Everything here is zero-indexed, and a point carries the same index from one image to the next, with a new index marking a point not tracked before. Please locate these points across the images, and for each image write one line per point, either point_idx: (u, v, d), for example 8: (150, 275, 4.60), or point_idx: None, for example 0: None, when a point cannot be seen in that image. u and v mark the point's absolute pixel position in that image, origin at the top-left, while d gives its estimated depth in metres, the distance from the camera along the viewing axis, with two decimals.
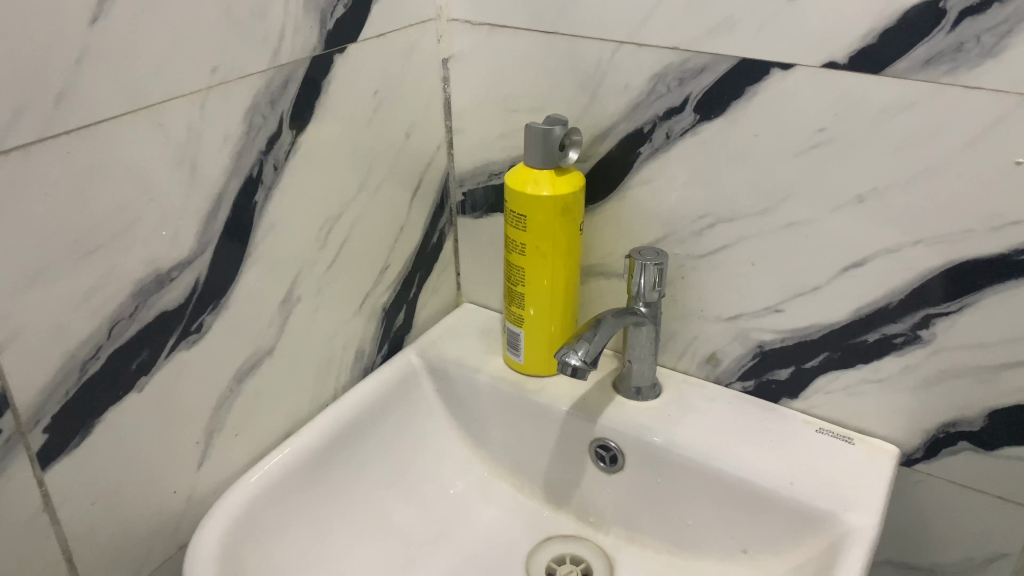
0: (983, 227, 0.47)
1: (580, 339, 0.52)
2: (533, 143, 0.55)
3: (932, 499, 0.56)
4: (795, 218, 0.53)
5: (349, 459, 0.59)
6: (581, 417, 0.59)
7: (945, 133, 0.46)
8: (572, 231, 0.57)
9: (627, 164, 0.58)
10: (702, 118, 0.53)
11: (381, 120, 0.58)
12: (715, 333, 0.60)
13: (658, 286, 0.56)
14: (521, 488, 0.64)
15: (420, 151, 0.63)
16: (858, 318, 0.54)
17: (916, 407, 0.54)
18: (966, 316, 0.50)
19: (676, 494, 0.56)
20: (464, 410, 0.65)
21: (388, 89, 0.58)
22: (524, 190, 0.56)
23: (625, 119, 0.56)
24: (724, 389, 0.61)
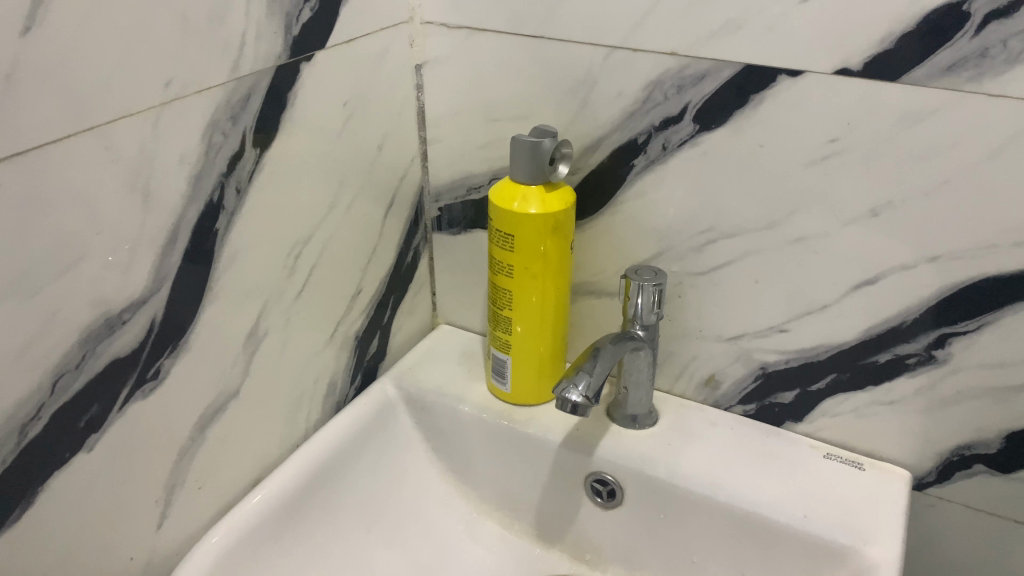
0: (1007, 243, 0.44)
1: (580, 373, 0.48)
2: (520, 157, 0.51)
3: (944, 525, 0.53)
4: (805, 233, 0.49)
5: (326, 500, 0.53)
6: (575, 449, 0.55)
7: (968, 143, 0.43)
8: (563, 249, 0.53)
9: (620, 178, 0.54)
10: (702, 128, 0.49)
11: (352, 133, 0.53)
12: (715, 354, 0.56)
13: (657, 308, 0.52)
14: (509, 526, 0.59)
15: (394, 164, 0.58)
16: (868, 338, 0.51)
17: (928, 429, 0.51)
18: (985, 334, 0.47)
19: (682, 529, 0.53)
20: (446, 442, 0.60)
21: (359, 98, 0.53)
22: (510, 208, 0.51)
23: (616, 129, 0.52)
24: (724, 413, 0.58)
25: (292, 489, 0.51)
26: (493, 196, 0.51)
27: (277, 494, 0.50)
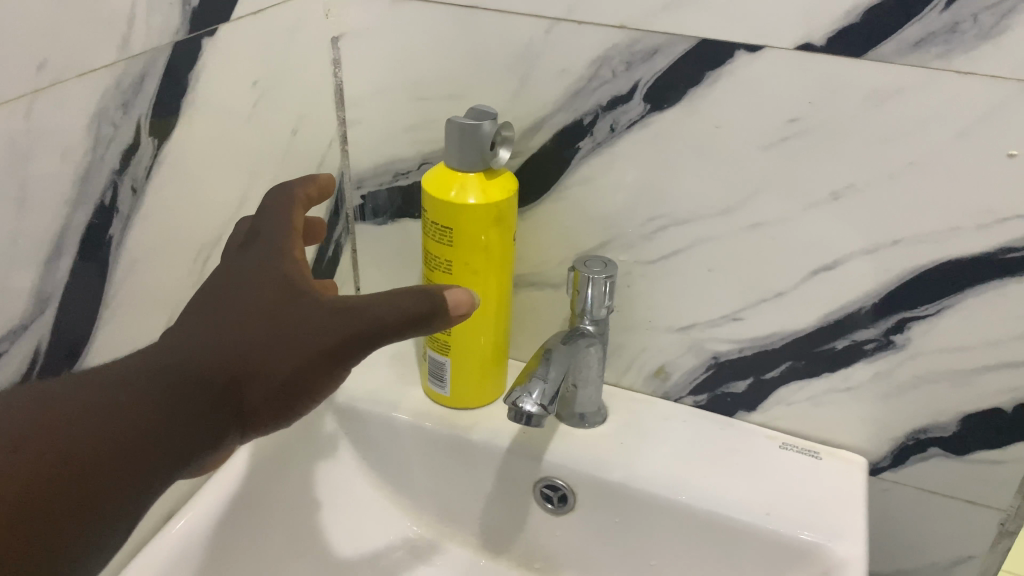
0: (970, 227, 0.43)
1: (534, 379, 0.44)
2: (456, 141, 0.46)
3: (896, 507, 0.53)
4: (761, 218, 0.47)
5: (255, 525, 0.48)
6: (523, 455, 0.51)
7: (935, 123, 0.41)
8: (506, 240, 0.48)
9: (563, 162, 0.50)
10: (654, 108, 0.46)
11: (262, 118, 0.47)
12: (666, 345, 0.54)
13: (607, 301, 0.48)
14: (451, 537, 0.55)
15: (310, 150, 0.52)
16: (825, 325, 0.49)
17: (884, 415, 0.50)
18: (944, 319, 0.46)
19: (640, 532, 0.50)
20: (380, 452, 0.55)
21: (269, 77, 0.47)
22: (447, 198, 0.46)
23: (560, 109, 0.48)
24: (675, 405, 0.56)
25: (223, 509, 0.46)
26: (428, 184, 0.46)
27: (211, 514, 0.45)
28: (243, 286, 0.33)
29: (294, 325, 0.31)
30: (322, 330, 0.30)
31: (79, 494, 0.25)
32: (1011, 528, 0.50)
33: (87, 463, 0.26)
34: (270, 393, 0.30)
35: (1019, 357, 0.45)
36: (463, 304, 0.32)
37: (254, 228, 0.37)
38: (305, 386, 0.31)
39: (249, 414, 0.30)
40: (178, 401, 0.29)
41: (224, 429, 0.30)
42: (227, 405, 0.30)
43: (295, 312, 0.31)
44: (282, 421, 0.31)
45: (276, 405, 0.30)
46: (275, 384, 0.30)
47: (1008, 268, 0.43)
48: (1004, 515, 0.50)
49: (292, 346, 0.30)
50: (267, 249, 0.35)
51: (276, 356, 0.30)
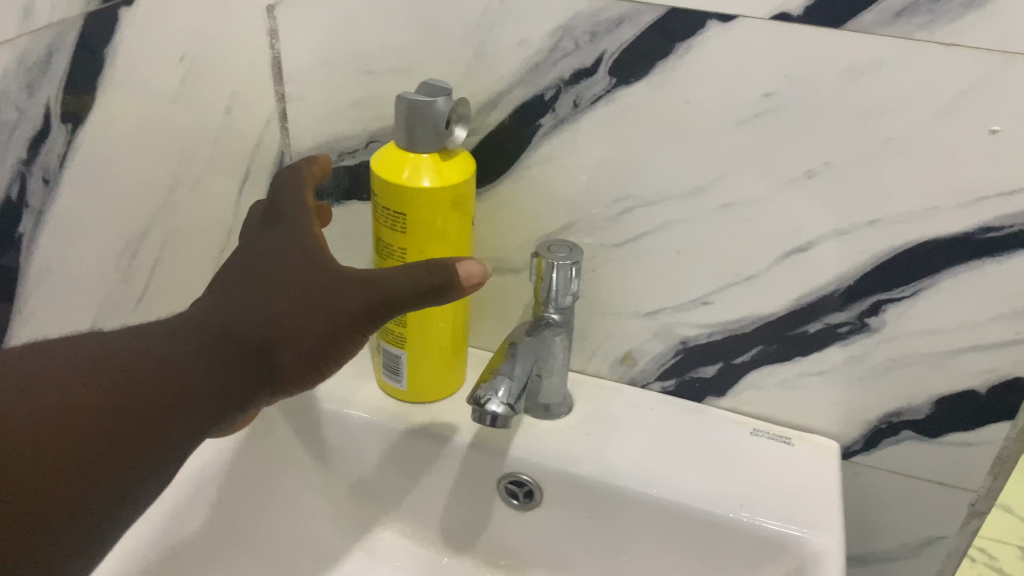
0: (950, 206, 0.41)
1: (499, 376, 0.41)
2: (406, 120, 0.42)
3: (868, 490, 0.52)
4: (733, 199, 0.44)
5: (202, 546, 0.44)
6: (487, 451, 0.48)
7: (917, 97, 0.39)
8: (464, 226, 0.45)
9: (523, 140, 0.46)
10: (619, 82, 0.43)
11: (193, 95, 0.43)
12: (632, 330, 0.51)
13: (572, 289, 0.45)
14: (412, 537, 0.53)
15: (247, 129, 0.48)
16: (797, 308, 0.47)
17: (857, 398, 0.49)
18: (921, 301, 0.44)
19: (611, 526, 0.48)
20: (332, 451, 0.52)
21: (199, 51, 0.42)
22: (400, 181, 0.43)
23: (519, 83, 0.45)
24: (642, 391, 0.54)
25: (160, 532, 0.41)
26: (378, 166, 0.43)
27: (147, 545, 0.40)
28: (270, 259, 0.35)
29: (320, 295, 0.33)
30: (345, 301, 0.33)
31: (132, 446, 0.27)
32: (981, 508, 0.50)
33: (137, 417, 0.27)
34: (299, 359, 0.33)
35: (996, 339, 0.44)
36: (475, 278, 0.32)
37: (274, 208, 0.39)
38: (332, 354, 0.33)
39: (278, 377, 0.33)
40: (215, 366, 0.31)
41: (258, 390, 0.32)
42: (260, 369, 0.32)
43: (320, 282, 0.34)
44: (307, 385, 0.34)
45: (304, 369, 0.33)
46: (304, 351, 0.33)
47: (988, 249, 0.41)
48: (975, 496, 0.49)
49: (318, 315, 0.33)
50: (291, 224, 0.37)
51: (305, 323, 0.33)
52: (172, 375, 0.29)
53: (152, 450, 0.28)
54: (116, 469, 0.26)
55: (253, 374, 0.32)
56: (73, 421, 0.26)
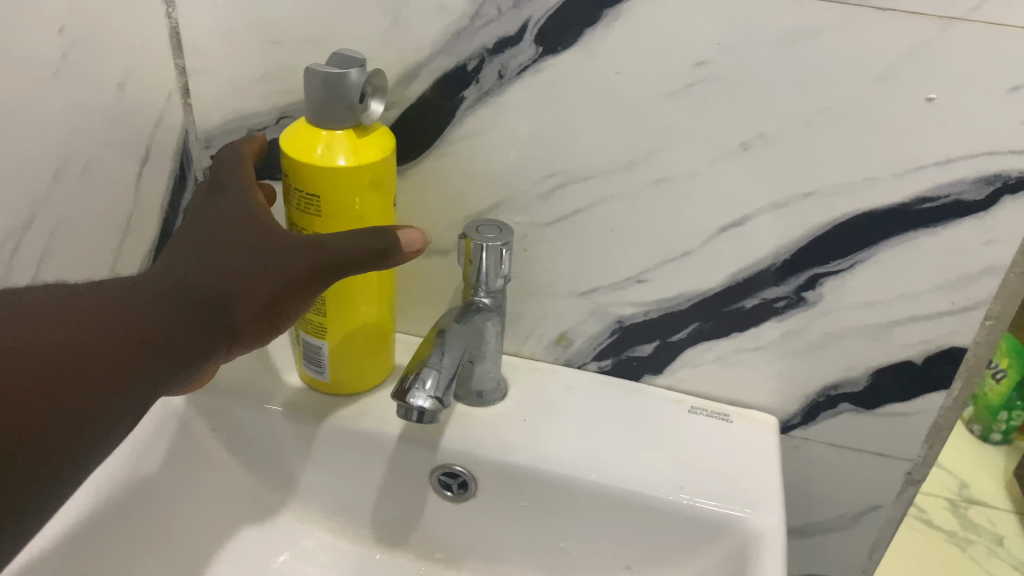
0: (887, 176, 0.40)
1: (426, 367, 0.39)
2: (317, 94, 0.38)
3: (805, 464, 0.51)
4: (667, 173, 0.42)
5: (109, 557, 0.41)
6: (417, 444, 0.46)
7: (852, 65, 0.37)
8: (385, 206, 0.42)
9: (445, 114, 0.43)
10: (546, 51, 0.40)
11: (77, 72, 0.39)
12: (566, 310, 0.49)
13: (503, 272, 0.43)
14: (341, 533, 0.50)
15: (143, 107, 0.44)
16: (733, 284, 0.45)
17: (795, 373, 0.48)
18: (858, 274, 0.43)
19: (548, 515, 0.46)
20: (254, 448, 0.49)
21: (81, 22, 0.38)
22: (313, 161, 0.39)
23: (439, 53, 0.42)
24: (578, 372, 0.52)
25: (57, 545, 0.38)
26: (288, 144, 0.39)
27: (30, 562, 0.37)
28: (221, 221, 0.35)
29: (272, 255, 0.34)
30: (295, 260, 0.34)
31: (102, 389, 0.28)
32: (917, 476, 0.50)
33: (99, 363, 0.28)
34: (256, 313, 0.34)
35: (932, 310, 0.43)
36: (415, 241, 0.36)
37: (214, 174, 0.39)
38: (287, 307, 0.34)
39: (236, 332, 0.34)
40: (178, 319, 0.31)
41: (217, 343, 0.33)
42: (224, 323, 0.33)
43: (271, 243, 0.35)
44: (262, 339, 0.35)
45: (260, 322, 0.34)
46: (262, 305, 0.34)
47: (923, 220, 0.41)
48: (911, 465, 0.49)
49: (271, 273, 0.34)
50: (236, 189, 0.37)
51: (260, 280, 0.34)
52: (133, 326, 0.30)
53: (112, 399, 0.29)
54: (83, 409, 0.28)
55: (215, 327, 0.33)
56: (44, 360, 0.27)
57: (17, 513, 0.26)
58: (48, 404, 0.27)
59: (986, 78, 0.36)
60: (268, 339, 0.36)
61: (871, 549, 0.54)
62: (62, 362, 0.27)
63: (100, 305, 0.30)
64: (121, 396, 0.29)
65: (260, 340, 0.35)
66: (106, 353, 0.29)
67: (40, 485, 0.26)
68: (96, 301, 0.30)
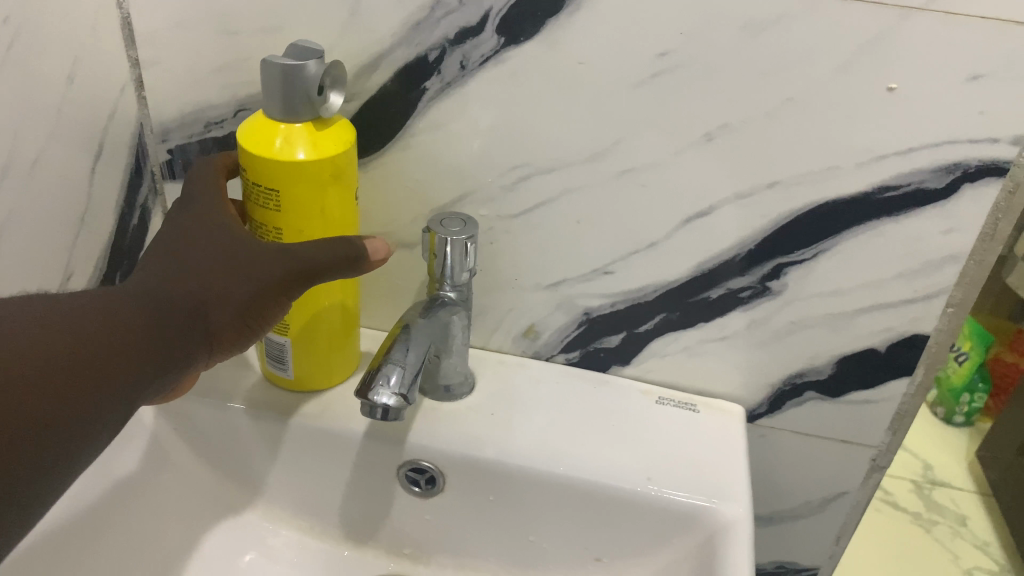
0: (849, 165, 0.40)
1: (390, 364, 0.38)
2: (273, 86, 0.38)
3: (773, 452, 0.52)
4: (631, 164, 0.42)
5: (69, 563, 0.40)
6: (384, 440, 0.46)
7: (814, 55, 0.37)
8: (346, 200, 0.41)
9: (407, 106, 0.43)
10: (508, 41, 0.40)
11: (23, 65, 0.37)
12: (532, 303, 0.49)
13: (468, 265, 0.42)
14: (309, 530, 0.50)
15: (96, 100, 0.43)
16: (699, 274, 0.45)
17: (761, 362, 0.48)
18: (822, 263, 0.43)
19: (517, 508, 0.46)
20: (217, 447, 0.49)
21: (27, 13, 0.37)
22: (271, 155, 0.38)
23: (399, 43, 0.41)
24: (546, 364, 0.52)
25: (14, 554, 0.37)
26: (245, 138, 0.38)
27: None
28: (194, 233, 0.36)
29: (246, 261, 0.35)
30: (270, 266, 0.35)
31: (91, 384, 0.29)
32: (882, 462, 0.50)
33: (80, 370, 0.28)
34: (235, 319, 0.35)
35: (895, 298, 0.44)
36: (380, 251, 0.37)
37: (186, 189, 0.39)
38: (265, 311, 0.35)
39: (214, 337, 0.34)
40: (161, 327, 0.32)
41: (198, 347, 0.33)
42: (204, 330, 0.34)
43: (245, 251, 0.36)
44: (239, 342, 0.35)
45: (237, 326, 0.35)
46: (241, 310, 0.35)
47: (885, 208, 0.41)
48: (876, 451, 0.50)
49: (246, 279, 0.35)
50: (206, 203, 0.38)
51: (236, 286, 0.35)
52: (113, 333, 0.30)
53: (92, 405, 0.29)
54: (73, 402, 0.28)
55: (195, 334, 0.33)
56: (34, 354, 0.27)
57: (8, 504, 0.26)
58: (36, 395, 0.27)
59: (946, 67, 0.36)
60: (243, 346, 0.36)
61: (837, 535, 0.54)
62: (51, 355, 0.28)
63: (80, 311, 0.30)
64: (103, 401, 0.29)
65: (237, 345, 0.36)
66: (88, 360, 0.29)
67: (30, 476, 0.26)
68: (76, 308, 0.30)
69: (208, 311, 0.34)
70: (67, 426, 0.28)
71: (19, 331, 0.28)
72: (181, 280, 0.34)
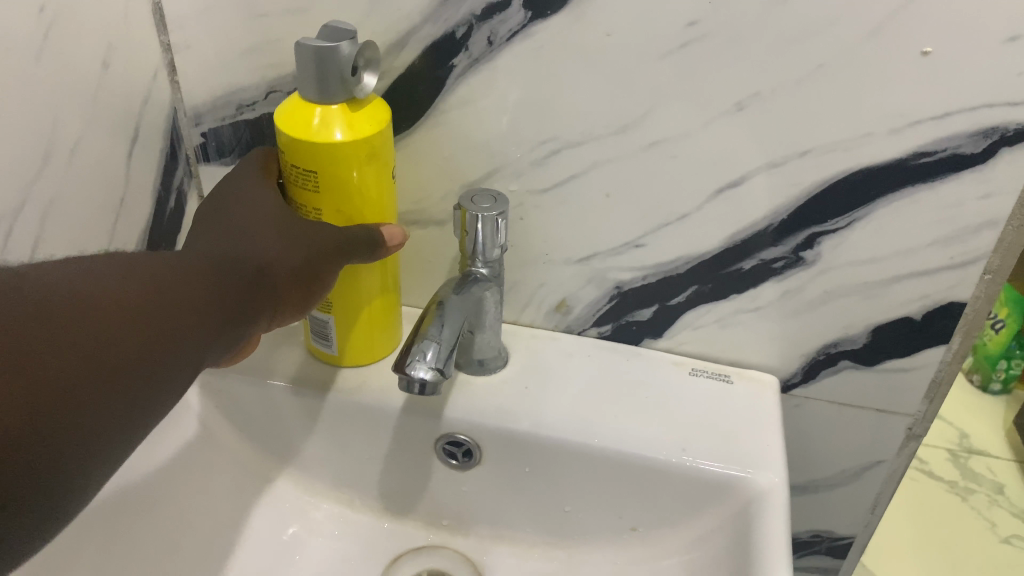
0: (882, 131, 0.39)
1: (426, 339, 0.39)
2: (307, 69, 0.38)
3: (806, 421, 0.52)
4: (660, 135, 0.42)
5: (123, 535, 0.41)
6: (421, 414, 0.46)
7: (844, 18, 0.37)
8: (383, 181, 0.42)
9: (436, 84, 0.43)
10: (535, 15, 0.40)
11: (59, 53, 0.38)
12: (564, 277, 0.49)
13: (499, 242, 0.42)
14: (349, 503, 0.51)
15: (130, 85, 0.43)
16: (731, 245, 0.45)
17: (794, 332, 0.48)
18: (855, 232, 0.43)
19: (553, 480, 0.47)
20: (257, 424, 0.50)
21: (61, 2, 0.38)
22: (308, 137, 0.39)
23: (427, 20, 0.41)
24: (579, 338, 0.52)
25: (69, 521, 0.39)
26: (282, 120, 0.39)
27: None
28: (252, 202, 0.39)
29: (303, 229, 0.39)
30: (327, 234, 0.39)
31: (190, 324, 0.31)
32: (918, 431, 0.50)
33: (166, 315, 0.30)
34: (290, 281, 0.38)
35: (930, 265, 0.43)
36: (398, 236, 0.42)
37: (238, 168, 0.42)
38: (319, 275, 0.39)
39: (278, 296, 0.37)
40: (229, 286, 0.34)
41: (263, 307, 0.36)
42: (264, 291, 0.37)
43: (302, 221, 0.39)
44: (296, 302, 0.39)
45: (297, 287, 0.38)
46: (298, 274, 0.38)
47: (920, 175, 0.40)
48: (912, 420, 0.50)
49: (307, 242, 0.38)
50: (257, 179, 0.41)
51: (296, 251, 0.38)
52: (197, 286, 0.33)
53: (186, 347, 0.31)
54: (175, 340, 0.30)
55: (256, 294, 0.36)
56: (144, 293, 0.30)
57: (131, 421, 0.28)
58: (149, 330, 0.29)
59: (981, 29, 0.36)
60: (299, 311, 0.40)
61: (873, 504, 0.54)
62: (156, 298, 0.30)
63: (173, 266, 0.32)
64: (198, 341, 0.32)
65: (295, 306, 0.39)
66: (172, 306, 0.31)
67: (144, 400, 0.29)
68: (157, 261, 0.32)
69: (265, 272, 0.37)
70: (159, 365, 0.30)
71: (115, 276, 0.30)
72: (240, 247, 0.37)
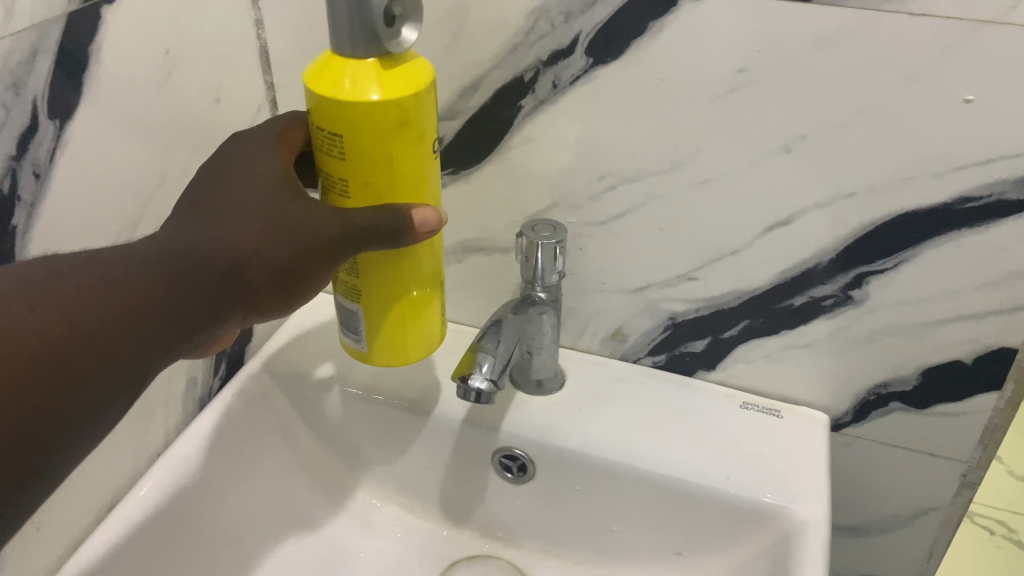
0: (925, 175, 0.41)
1: (482, 353, 0.42)
2: (338, 20, 0.34)
3: (857, 462, 0.52)
4: (711, 174, 0.45)
5: (205, 518, 0.46)
6: (479, 428, 0.50)
7: (885, 68, 0.39)
8: (417, 155, 0.37)
9: (505, 122, 0.47)
10: (595, 62, 0.43)
11: (179, 89, 0.44)
12: (620, 306, 0.52)
13: (557, 268, 0.46)
14: (410, 508, 0.55)
15: (236, 118, 0.49)
16: (780, 282, 0.47)
17: (843, 370, 0.49)
18: (902, 273, 0.44)
19: (600, 499, 0.49)
20: (330, 429, 0.54)
21: (183, 45, 0.44)
22: (333, 96, 0.35)
23: (498, 65, 0.45)
24: (633, 365, 0.55)
25: (160, 503, 0.44)
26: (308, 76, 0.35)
27: (140, 515, 0.43)
28: (240, 180, 0.36)
29: (289, 218, 0.35)
30: (319, 224, 0.35)
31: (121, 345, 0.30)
32: (972, 479, 0.50)
33: (93, 344, 0.29)
34: (268, 279, 0.35)
35: (978, 309, 0.44)
36: (429, 222, 0.37)
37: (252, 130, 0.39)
38: (302, 272, 0.36)
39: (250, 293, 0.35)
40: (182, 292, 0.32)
41: (230, 305, 0.34)
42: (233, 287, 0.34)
43: (288, 207, 0.35)
44: (276, 299, 0.36)
45: (276, 284, 0.35)
46: (277, 271, 0.35)
47: (964, 220, 0.41)
48: (966, 467, 0.50)
49: (287, 237, 0.35)
50: (260, 148, 0.37)
51: (277, 244, 0.35)
52: (139, 299, 0.31)
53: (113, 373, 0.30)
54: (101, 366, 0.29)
55: (221, 296, 0.34)
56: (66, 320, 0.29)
57: (52, 458, 0.28)
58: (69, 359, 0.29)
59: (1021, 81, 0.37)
60: (285, 303, 0.37)
61: (929, 551, 0.54)
62: (82, 324, 0.29)
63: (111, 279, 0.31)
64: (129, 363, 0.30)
65: (276, 301, 0.36)
66: (99, 330, 0.30)
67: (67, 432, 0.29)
68: (95, 275, 0.30)
69: (236, 269, 0.34)
70: (82, 396, 0.29)
71: (31, 305, 0.28)
72: (213, 235, 0.34)
